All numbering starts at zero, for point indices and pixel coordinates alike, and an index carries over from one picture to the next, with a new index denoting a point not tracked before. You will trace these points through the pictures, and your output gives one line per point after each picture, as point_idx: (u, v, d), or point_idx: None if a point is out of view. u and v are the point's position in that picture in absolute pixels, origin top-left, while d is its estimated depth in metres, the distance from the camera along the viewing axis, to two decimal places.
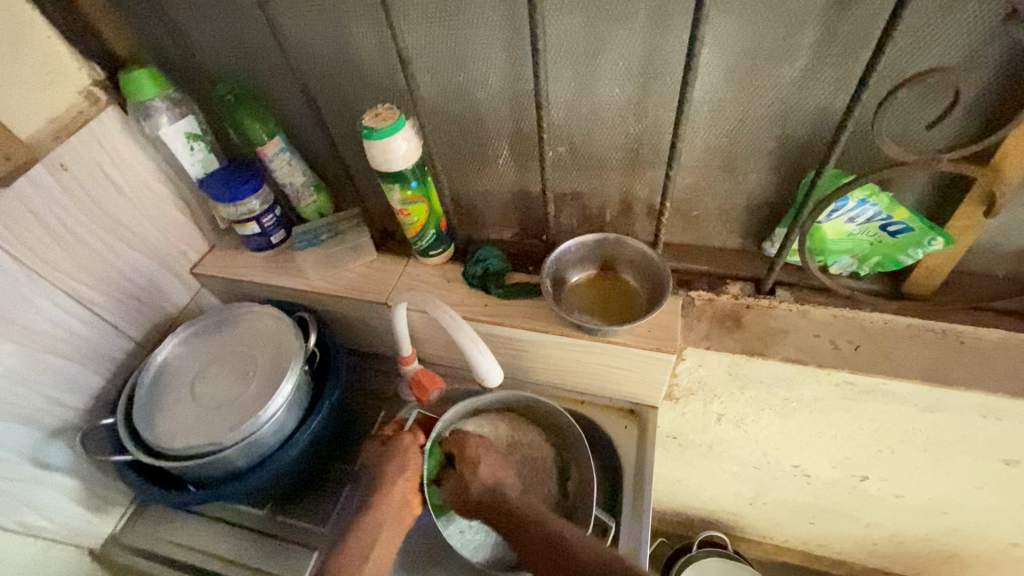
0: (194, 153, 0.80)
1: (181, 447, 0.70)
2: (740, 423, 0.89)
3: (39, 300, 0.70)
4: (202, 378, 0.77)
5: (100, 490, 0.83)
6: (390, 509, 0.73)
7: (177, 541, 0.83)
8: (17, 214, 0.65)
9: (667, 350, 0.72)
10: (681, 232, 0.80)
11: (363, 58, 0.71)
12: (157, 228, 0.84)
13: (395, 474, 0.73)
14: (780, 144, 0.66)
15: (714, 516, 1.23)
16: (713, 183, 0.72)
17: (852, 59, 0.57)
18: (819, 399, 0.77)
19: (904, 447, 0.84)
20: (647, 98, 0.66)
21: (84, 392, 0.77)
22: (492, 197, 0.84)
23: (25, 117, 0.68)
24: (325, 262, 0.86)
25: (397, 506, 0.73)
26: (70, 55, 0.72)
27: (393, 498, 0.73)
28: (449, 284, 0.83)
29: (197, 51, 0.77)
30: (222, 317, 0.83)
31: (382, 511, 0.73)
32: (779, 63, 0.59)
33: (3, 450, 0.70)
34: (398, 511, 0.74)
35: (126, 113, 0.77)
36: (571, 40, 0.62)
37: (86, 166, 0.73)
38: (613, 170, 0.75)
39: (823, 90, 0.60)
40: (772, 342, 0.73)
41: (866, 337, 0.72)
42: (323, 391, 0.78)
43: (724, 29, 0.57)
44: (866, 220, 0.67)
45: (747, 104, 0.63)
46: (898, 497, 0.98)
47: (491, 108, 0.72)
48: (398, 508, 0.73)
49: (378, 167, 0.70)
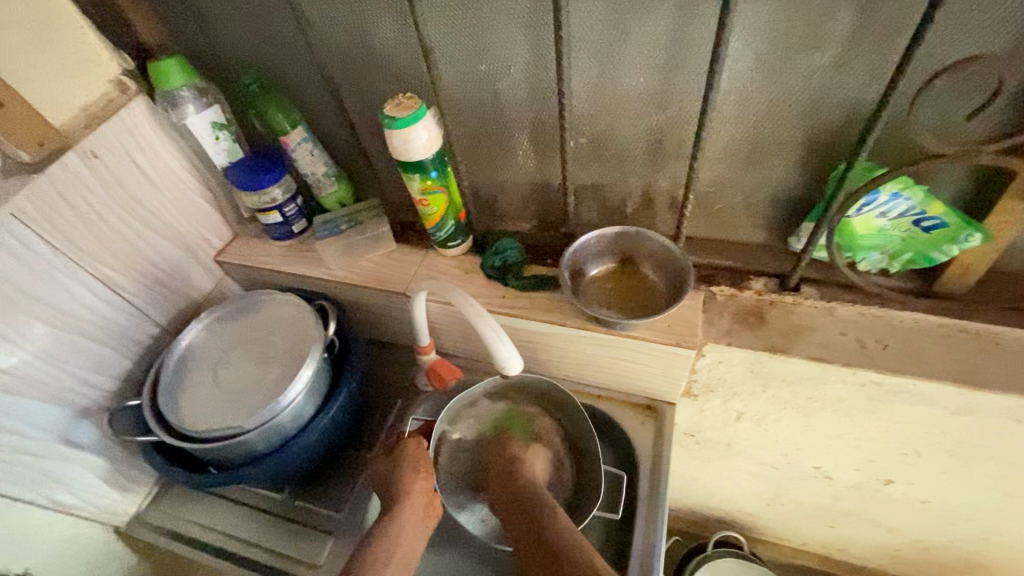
0: (219, 142, 0.81)
1: (203, 430, 0.71)
2: (761, 422, 0.87)
3: (71, 284, 0.72)
4: (224, 364, 0.79)
5: (126, 470, 0.85)
6: (410, 516, 0.70)
7: (199, 521, 0.85)
8: (50, 200, 0.67)
9: (688, 345, 0.71)
10: (703, 226, 0.79)
11: (386, 48, 0.71)
12: (183, 215, 0.85)
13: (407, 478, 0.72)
14: (809, 137, 0.64)
15: (730, 516, 1.21)
16: (738, 176, 0.71)
17: (888, 46, 0.55)
18: (844, 399, 0.76)
19: (931, 451, 0.82)
20: (672, 88, 0.65)
21: (111, 374, 0.79)
22: (512, 189, 0.83)
23: (58, 106, 0.70)
24: (345, 252, 0.87)
25: (416, 512, 0.71)
26: (101, 45, 0.74)
27: (414, 505, 0.71)
28: (467, 275, 0.83)
29: (223, 41, 0.77)
30: (244, 304, 0.85)
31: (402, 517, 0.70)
32: (810, 51, 0.57)
33: (35, 428, 0.72)
34: (418, 520, 0.71)
35: (155, 102, 0.79)
36: (595, 30, 0.61)
37: (116, 154, 0.74)
38: (635, 162, 0.74)
39: (856, 79, 0.58)
40: (796, 340, 0.72)
41: (895, 337, 0.70)
42: (341, 378, 0.79)
43: (756, 17, 0.56)
44: (899, 215, 0.65)
45: (775, 93, 0.61)
46: (924, 503, 0.95)
47: (512, 99, 0.72)
48: (415, 515, 0.71)
49: (399, 157, 0.70)
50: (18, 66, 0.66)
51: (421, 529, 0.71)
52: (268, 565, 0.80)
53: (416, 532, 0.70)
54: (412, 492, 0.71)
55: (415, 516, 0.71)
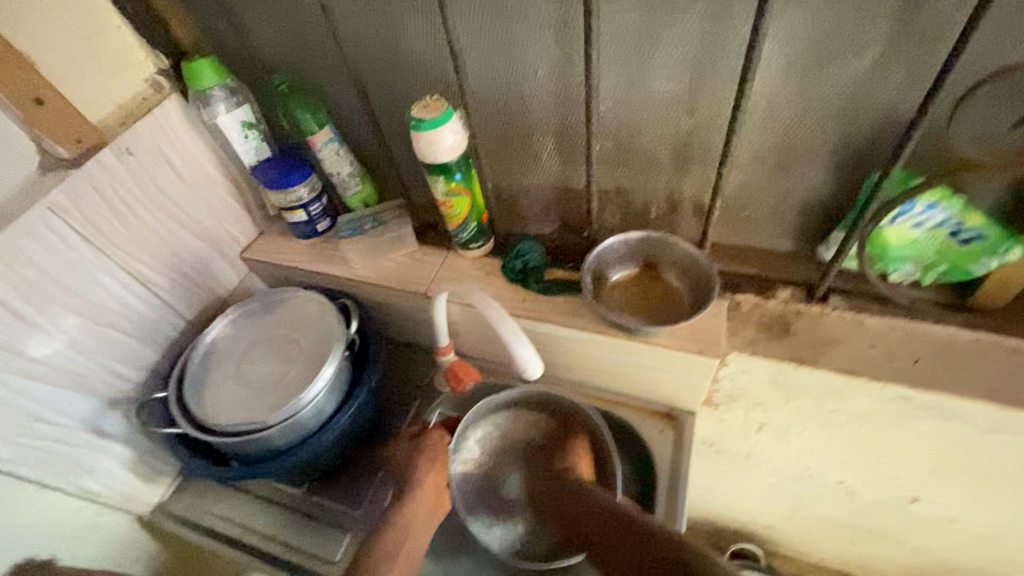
0: (247, 141, 0.83)
1: (226, 424, 0.72)
2: (783, 434, 0.86)
3: (104, 277, 0.74)
4: (248, 360, 0.80)
5: (150, 461, 0.87)
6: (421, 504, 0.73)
7: (219, 513, 0.86)
8: (86, 195, 0.70)
9: (711, 354, 0.70)
10: (729, 233, 0.77)
11: (413, 50, 0.72)
12: (211, 212, 0.87)
13: (425, 468, 0.74)
14: (841, 145, 0.63)
15: (747, 527, 1.19)
16: (765, 183, 0.70)
17: (927, 54, 0.53)
18: (870, 413, 0.74)
19: (960, 470, 0.79)
20: (701, 93, 0.64)
21: (139, 365, 0.81)
22: (535, 192, 0.83)
23: (96, 104, 0.72)
24: (368, 251, 0.88)
25: (428, 499, 0.74)
26: (137, 44, 0.76)
27: (426, 491, 0.74)
28: (488, 277, 0.83)
29: (256, 43, 0.79)
30: (268, 301, 0.86)
31: (415, 499, 0.73)
32: (845, 57, 0.56)
33: (66, 416, 0.74)
34: (427, 509, 0.73)
35: (187, 101, 0.80)
36: (624, 34, 0.61)
37: (149, 151, 0.76)
38: (661, 167, 0.73)
39: (893, 87, 0.57)
40: (823, 351, 0.70)
41: (927, 352, 0.68)
42: (361, 376, 0.80)
43: (790, 22, 0.55)
44: (935, 226, 0.64)
45: (808, 100, 0.60)
46: (951, 522, 0.92)
47: (538, 101, 0.72)
48: (425, 503, 0.73)
49: (424, 158, 0.71)
50: (59, 64, 0.68)
51: (433, 516, 0.74)
52: (286, 560, 0.80)
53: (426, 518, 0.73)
54: (424, 482, 0.74)
55: (426, 502, 0.73)
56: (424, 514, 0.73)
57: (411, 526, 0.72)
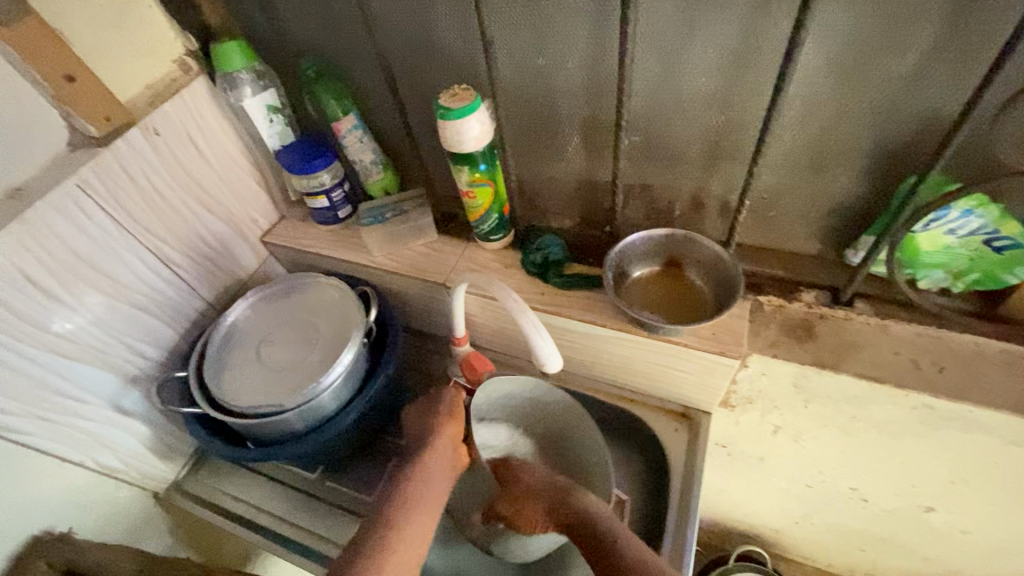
0: (272, 125, 0.83)
1: (245, 406, 0.73)
2: (799, 438, 0.85)
3: (128, 257, 0.74)
4: (268, 343, 0.80)
5: (167, 439, 0.88)
6: (437, 459, 0.69)
7: (234, 494, 0.87)
8: (114, 174, 0.70)
9: (732, 355, 0.69)
10: (754, 233, 0.77)
11: (443, 38, 0.72)
12: (234, 195, 0.87)
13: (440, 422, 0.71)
14: (877, 147, 0.62)
15: (755, 530, 1.18)
16: (796, 184, 0.69)
17: (973, 58, 0.52)
18: (892, 420, 0.73)
19: (980, 481, 0.78)
20: (735, 89, 0.63)
21: (160, 345, 0.82)
22: (558, 185, 0.83)
23: (125, 83, 0.72)
24: (388, 240, 0.88)
25: (445, 456, 0.70)
26: (167, 25, 0.76)
27: (441, 445, 0.70)
28: (508, 270, 0.82)
29: (285, 26, 0.78)
30: (289, 285, 0.86)
31: (426, 468, 0.69)
32: (888, 57, 0.55)
33: (88, 393, 0.75)
34: (446, 464, 0.70)
35: (215, 83, 0.80)
36: (660, 29, 0.60)
37: (176, 132, 0.76)
38: (689, 163, 0.72)
39: (935, 90, 0.55)
40: (846, 356, 0.69)
41: (953, 360, 0.67)
42: (379, 363, 0.80)
43: (833, 21, 0.54)
44: (968, 233, 0.62)
45: (845, 100, 0.59)
46: (964, 533, 0.92)
47: (568, 92, 0.71)
48: (443, 458, 0.69)
49: (450, 148, 0.70)
50: (90, 42, 0.68)
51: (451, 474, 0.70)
52: (299, 542, 0.81)
53: (436, 490, 0.68)
54: (442, 435, 0.70)
55: (444, 456, 0.69)
56: (435, 485, 0.68)
57: (429, 484, 0.68)
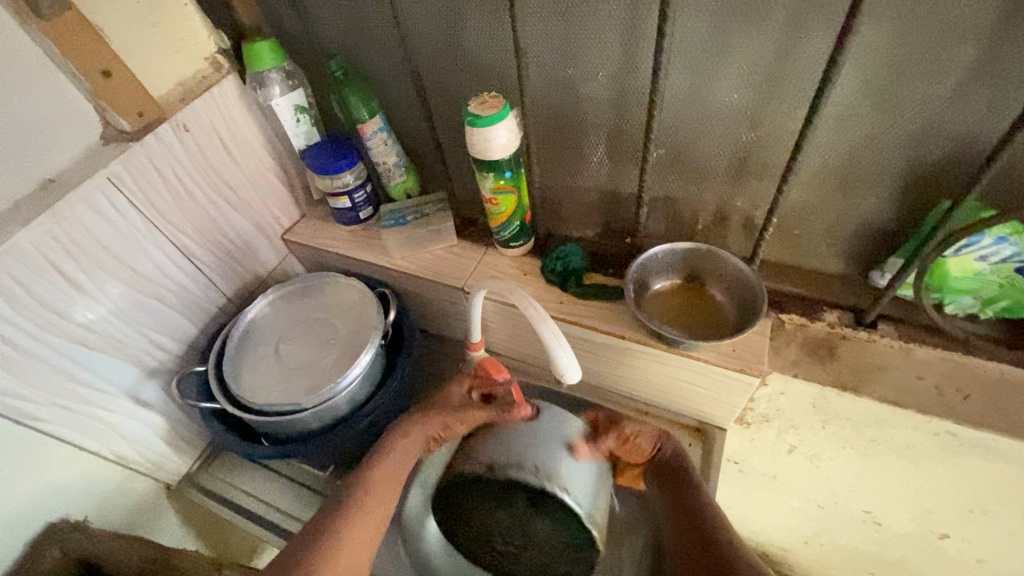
0: (298, 125, 0.84)
1: (262, 403, 0.73)
2: (814, 458, 0.84)
3: (152, 250, 0.75)
4: (286, 341, 0.81)
5: (182, 433, 0.88)
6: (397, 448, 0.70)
7: (246, 489, 0.88)
8: (144, 168, 0.71)
9: (752, 373, 0.68)
10: (778, 250, 0.76)
11: (473, 44, 0.72)
12: (258, 192, 0.88)
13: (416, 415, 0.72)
14: (908, 169, 0.61)
15: (762, 547, 1.17)
16: (825, 202, 0.68)
17: (1014, 84, 0.51)
18: (911, 445, 0.72)
19: (998, 510, 0.77)
20: (765, 106, 0.62)
21: (178, 338, 0.83)
22: (580, 195, 0.83)
23: (158, 80, 0.73)
24: (408, 242, 0.88)
25: (405, 446, 0.70)
26: (201, 23, 0.77)
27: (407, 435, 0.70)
28: (526, 277, 0.82)
29: (316, 28, 0.79)
30: (309, 284, 0.87)
31: (390, 452, 0.70)
32: (927, 80, 0.54)
33: (108, 383, 0.75)
34: (405, 454, 0.70)
35: (244, 82, 0.81)
36: (695, 41, 0.60)
37: (204, 128, 0.77)
38: (715, 177, 0.72)
39: (972, 115, 0.55)
40: (868, 378, 0.69)
41: (978, 387, 0.66)
42: (395, 366, 0.81)
43: (873, 41, 0.53)
44: (1000, 260, 0.61)
45: (878, 120, 0.59)
46: (978, 562, 0.90)
47: (596, 103, 0.71)
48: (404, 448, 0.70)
49: (476, 154, 0.70)
50: (125, 37, 0.69)
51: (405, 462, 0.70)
52: None
53: (392, 488, 0.69)
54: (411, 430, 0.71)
55: (404, 449, 0.70)
56: (393, 481, 0.69)
57: (387, 469, 0.69)
